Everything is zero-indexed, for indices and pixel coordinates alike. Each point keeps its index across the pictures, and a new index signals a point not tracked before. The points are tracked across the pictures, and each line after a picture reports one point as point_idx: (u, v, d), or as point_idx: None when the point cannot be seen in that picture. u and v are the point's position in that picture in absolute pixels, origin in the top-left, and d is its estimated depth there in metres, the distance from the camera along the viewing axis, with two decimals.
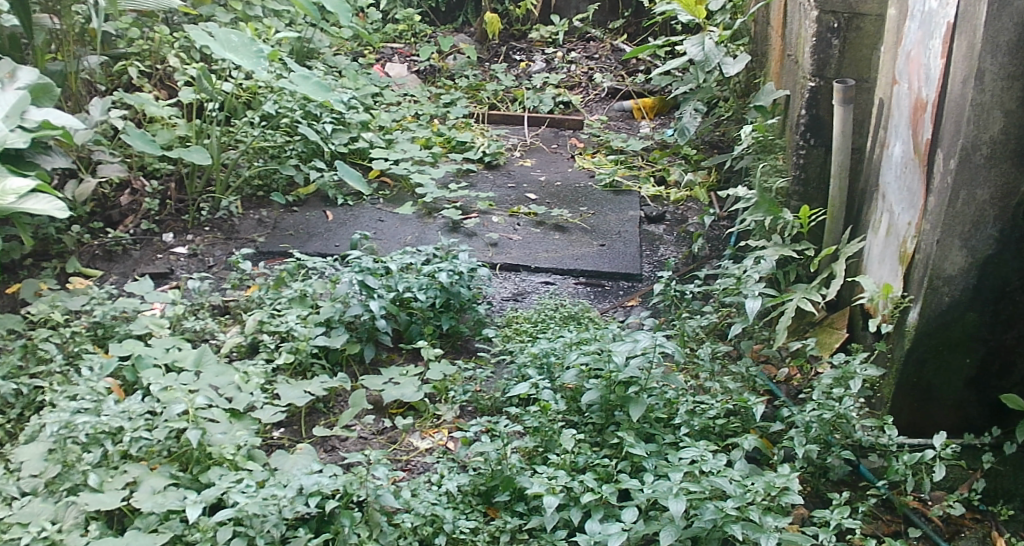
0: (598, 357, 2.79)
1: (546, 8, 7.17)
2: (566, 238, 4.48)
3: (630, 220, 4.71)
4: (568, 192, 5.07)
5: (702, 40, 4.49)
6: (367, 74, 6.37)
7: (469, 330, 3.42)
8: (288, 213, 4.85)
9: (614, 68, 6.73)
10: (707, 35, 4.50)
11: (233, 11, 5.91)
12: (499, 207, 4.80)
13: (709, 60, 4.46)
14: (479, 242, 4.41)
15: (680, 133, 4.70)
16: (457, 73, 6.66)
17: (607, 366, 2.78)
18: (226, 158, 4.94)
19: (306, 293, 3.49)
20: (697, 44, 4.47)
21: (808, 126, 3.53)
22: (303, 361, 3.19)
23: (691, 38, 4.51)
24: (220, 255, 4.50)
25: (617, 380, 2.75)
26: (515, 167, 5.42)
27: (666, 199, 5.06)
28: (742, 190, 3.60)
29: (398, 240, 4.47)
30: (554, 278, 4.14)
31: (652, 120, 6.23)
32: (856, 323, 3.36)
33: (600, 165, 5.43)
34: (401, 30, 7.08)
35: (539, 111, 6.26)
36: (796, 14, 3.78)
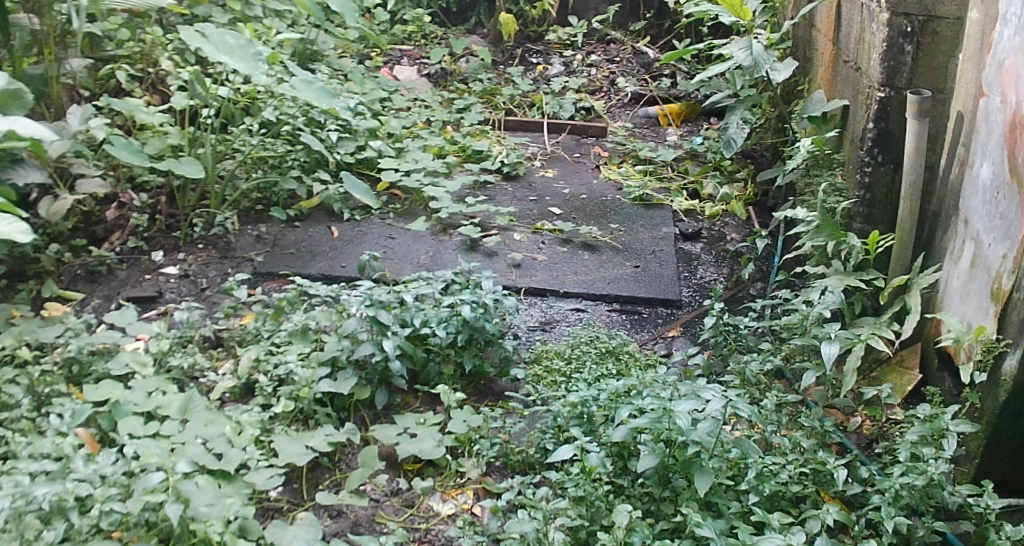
0: (656, 415, 2.35)
1: (563, 9, 6.76)
2: (596, 258, 4.07)
3: (664, 238, 4.31)
4: (594, 206, 4.66)
5: (748, 44, 3.90)
6: (374, 77, 5.97)
7: (494, 369, 3.02)
8: (289, 228, 4.43)
9: (637, 72, 6.31)
10: (752, 39, 3.92)
11: (231, 10, 5.51)
12: (520, 223, 4.39)
13: (758, 67, 3.86)
14: (500, 262, 3.99)
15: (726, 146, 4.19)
16: (470, 77, 6.26)
17: (666, 426, 2.35)
18: (222, 169, 4.54)
19: (309, 326, 3.11)
20: (742, 49, 3.89)
21: (875, 141, 3.10)
22: (305, 408, 2.80)
23: (735, 42, 3.92)
24: (214, 276, 4.10)
25: (679, 444, 2.34)
26: (536, 179, 5.00)
27: (700, 213, 4.64)
28: (801, 211, 3.16)
29: (412, 258, 4.04)
30: (585, 304, 3.73)
31: (679, 127, 5.82)
32: (931, 362, 2.97)
33: (627, 176, 5.03)
34: (410, 31, 6.69)
35: (559, 118, 5.85)
36: (856, 17, 3.35)
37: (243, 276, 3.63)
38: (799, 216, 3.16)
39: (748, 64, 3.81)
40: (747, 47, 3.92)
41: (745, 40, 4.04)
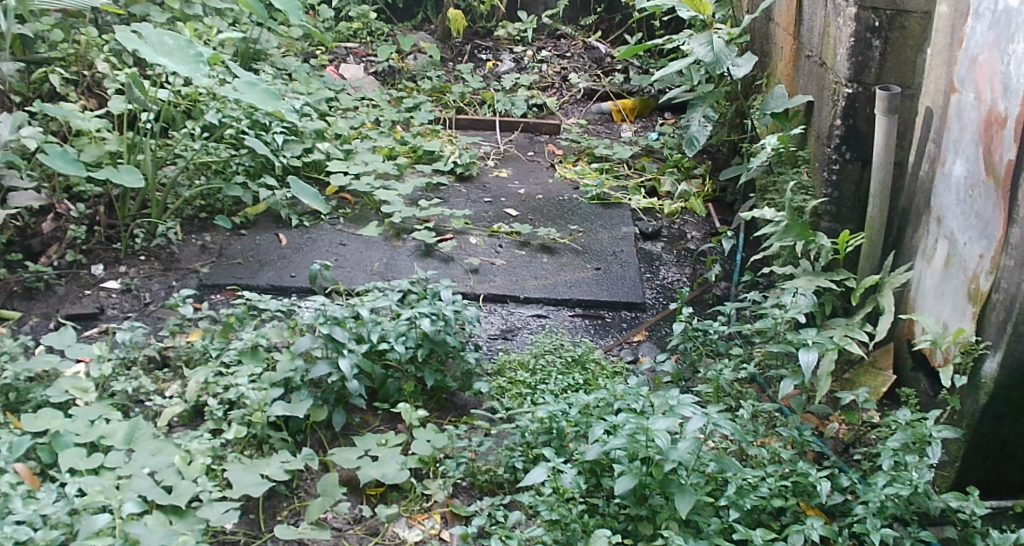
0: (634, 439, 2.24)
1: (512, 4, 6.64)
2: (555, 261, 3.95)
3: (624, 238, 4.21)
4: (551, 206, 4.54)
5: (708, 37, 3.83)
6: (320, 76, 5.80)
7: (456, 383, 2.90)
8: (235, 237, 4.25)
9: (588, 68, 6.22)
10: (712, 32, 3.84)
11: (169, 9, 5.30)
12: (476, 225, 4.26)
13: (720, 61, 3.78)
14: (457, 268, 3.86)
15: (690, 144, 4.12)
16: (418, 75, 6.12)
17: (648, 447, 2.25)
18: (163, 177, 4.35)
19: (259, 344, 2.96)
20: (703, 43, 3.80)
21: (843, 138, 3.06)
22: (259, 433, 2.68)
23: (695, 37, 3.84)
24: (158, 289, 3.92)
25: (660, 465, 2.25)
26: (490, 179, 4.88)
27: (659, 211, 4.58)
28: (769, 210, 3.10)
29: (365, 265, 3.90)
30: (547, 310, 3.62)
31: (633, 123, 5.75)
32: (904, 363, 2.91)
33: (583, 175, 4.91)
34: (355, 28, 6.52)
35: (511, 115, 5.73)
36: (818, 11, 3.30)
37: (189, 291, 3.47)
38: (767, 216, 3.10)
39: (711, 58, 3.73)
40: (708, 40, 3.84)
41: (704, 35, 3.87)
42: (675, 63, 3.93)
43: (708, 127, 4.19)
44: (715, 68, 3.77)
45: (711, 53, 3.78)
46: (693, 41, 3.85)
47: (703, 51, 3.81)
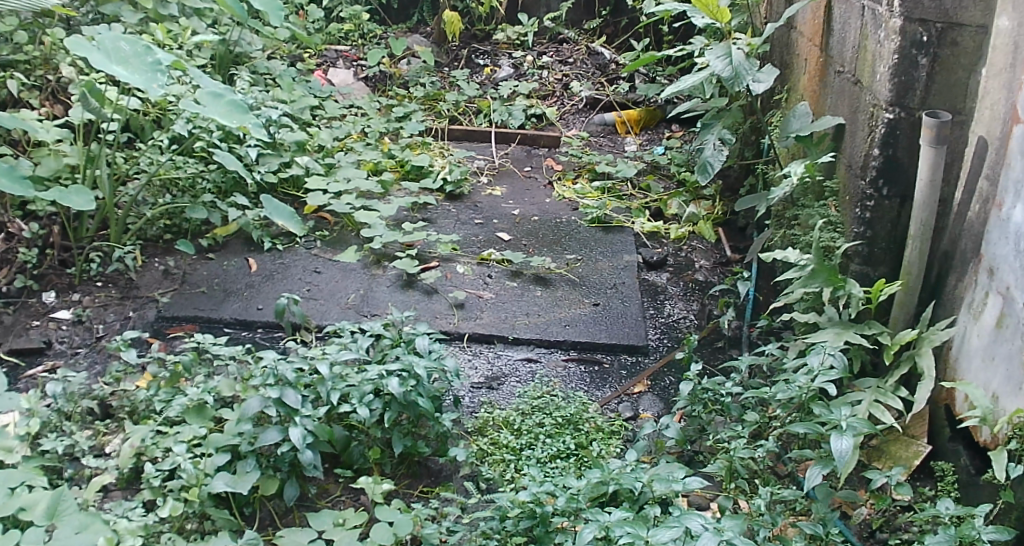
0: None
1: (512, 6, 6.27)
2: (550, 295, 3.60)
3: (625, 268, 3.86)
4: (547, 229, 4.18)
5: (726, 49, 3.16)
6: (306, 82, 5.44)
7: (430, 448, 2.55)
8: (201, 262, 3.89)
9: (592, 75, 5.86)
10: (730, 42, 3.18)
11: (142, 9, 4.94)
12: (464, 251, 3.90)
13: (742, 77, 3.11)
14: (441, 302, 3.50)
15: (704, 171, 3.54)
16: (411, 80, 5.76)
17: None
18: (124, 195, 3.99)
19: (205, 401, 2.60)
20: (721, 55, 3.14)
21: (879, 171, 2.75)
22: (197, 511, 2.32)
23: (711, 48, 3.18)
24: (113, 320, 3.57)
25: None
26: (482, 198, 4.51)
27: (665, 236, 4.24)
28: (793, 252, 2.77)
29: (340, 297, 3.55)
30: (538, 353, 3.27)
31: (638, 135, 5.39)
32: (942, 433, 2.62)
33: (583, 195, 4.56)
34: (347, 30, 6.15)
35: (508, 126, 5.36)
36: (850, 23, 2.97)
37: (138, 332, 3.11)
38: (790, 259, 2.78)
39: (731, 73, 3.06)
40: (726, 52, 3.17)
41: (721, 46, 3.22)
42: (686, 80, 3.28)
43: (724, 151, 3.64)
44: (736, 84, 3.10)
45: (730, 67, 3.12)
46: (709, 53, 3.18)
47: (720, 64, 3.14)
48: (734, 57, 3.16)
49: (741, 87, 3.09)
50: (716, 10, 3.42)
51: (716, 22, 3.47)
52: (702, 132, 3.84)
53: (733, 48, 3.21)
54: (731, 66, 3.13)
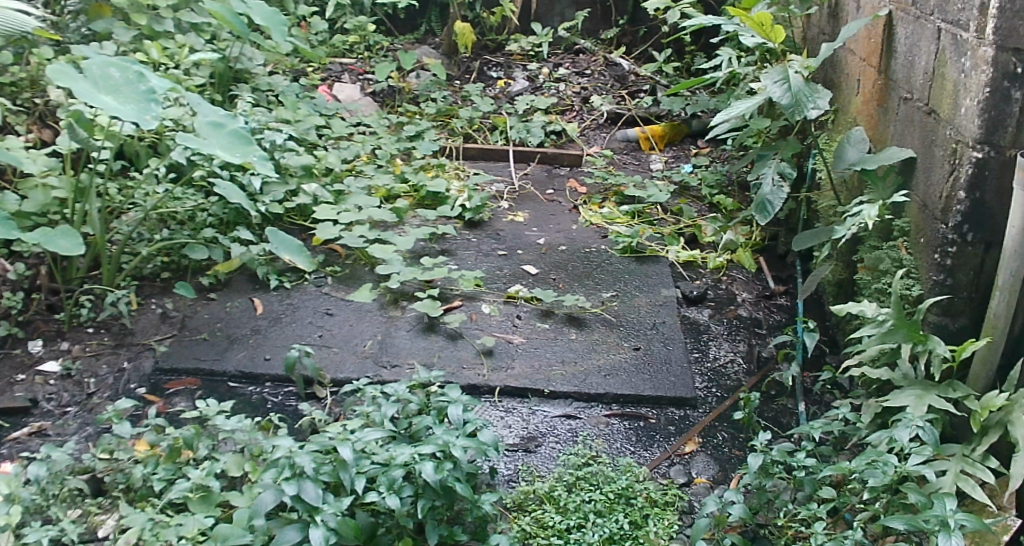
0: None
1: (526, 15, 5.97)
2: (585, 338, 3.29)
3: (664, 305, 3.56)
4: (575, 260, 3.87)
5: (784, 74, 2.90)
6: (310, 99, 5.14)
7: (468, 535, 2.26)
8: (202, 304, 3.59)
9: (611, 88, 5.56)
10: (788, 66, 2.92)
11: (136, 25, 4.65)
12: (488, 288, 3.59)
13: (802, 105, 2.85)
14: (467, 349, 3.20)
15: (761, 211, 3.24)
16: (421, 95, 5.46)
17: None
18: (119, 230, 3.68)
19: (211, 487, 2.34)
20: (777, 81, 2.88)
21: (965, 214, 2.45)
22: None
23: (767, 72, 2.91)
24: (106, 373, 3.27)
25: None
26: (504, 225, 4.19)
27: (702, 265, 3.94)
28: (870, 308, 2.50)
29: (355, 345, 3.25)
30: (577, 409, 2.98)
31: (663, 152, 5.10)
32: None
33: (612, 220, 4.25)
34: (352, 42, 5.85)
35: (526, 144, 5.06)
36: (921, 47, 2.67)
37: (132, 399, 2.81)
38: (867, 314, 2.50)
39: (789, 102, 2.80)
40: (782, 77, 2.91)
41: (776, 69, 2.96)
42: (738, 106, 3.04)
43: (784, 188, 3.28)
44: (795, 114, 2.84)
45: (788, 94, 2.87)
46: (764, 78, 2.92)
47: (777, 90, 2.88)
48: (792, 83, 2.90)
49: (800, 117, 2.84)
50: (770, 30, 3.23)
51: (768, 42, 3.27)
52: (754, 167, 3.46)
53: (790, 72, 2.95)
54: (789, 93, 2.87)
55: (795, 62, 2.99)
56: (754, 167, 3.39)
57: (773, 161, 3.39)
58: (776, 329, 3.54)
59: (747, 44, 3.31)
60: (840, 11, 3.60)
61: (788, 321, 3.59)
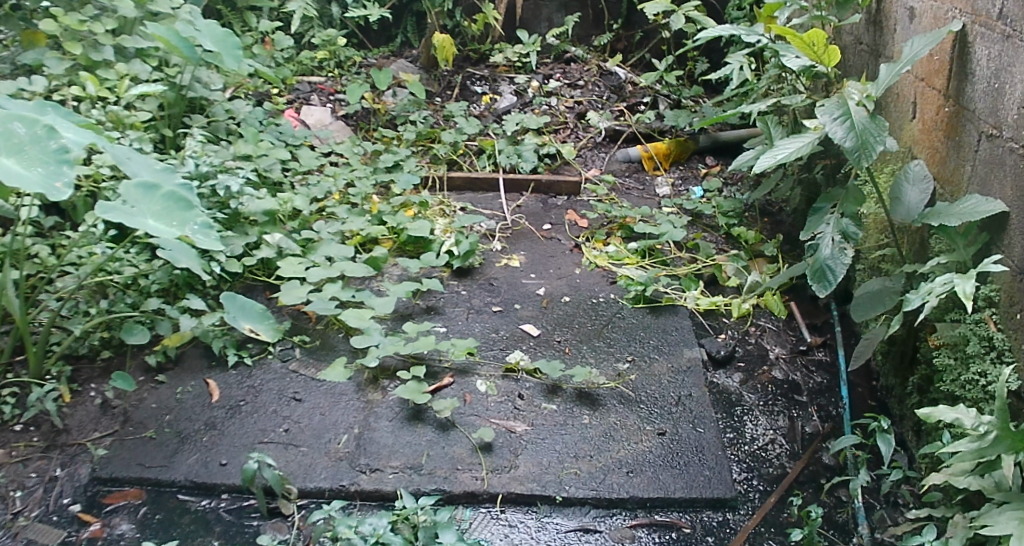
0: None
1: (510, 22, 5.44)
2: (601, 423, 2.82)
3: (689, 370, 3.09)
4: (580, 315, 3.36)
5: (844, 108, 2.39)
6: (276, 127, 4.61)
7: None
8: (149, 390, 3.05)
9: (607, 101, 5.05)
10: (847, 97, 2.41)
11: (70, 55, 4.11)
12: (484, 357, 3.08)
13: (869, 147, 2.35)
14: (463, 444, 2.71)
15: (822, 282, 2.68)
16: (399, 116, 4.93)
17: None
18: (48, 303, 3.11)
19: None
20: (837, 121, 2.37)
21: None
22: None
23: (823, 108, 2.40)
24: (35, 486, 2.75)
25: None
26: (497, 271, 3.67)
27: (726, 314, 3.46)
28: (969, 416, 2.21)
29: (326, 443, 2.75)
30: (596, 519, 2.57)
31: (669, 173, 4.61)
32: None
33: (620, 260, 3.74)
34: (320, 58, 5.32)
35: (519, 171, 4.54)
36: (1016, 74, 2.36)
37: None
38: (964, 423, 2.21)
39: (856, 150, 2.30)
40: (842, 111, 2.40)
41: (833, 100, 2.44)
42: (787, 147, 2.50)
43: (848, 252, 2.69)
44: (862, 159, 2.34)
45: (852, 133, 2.36)
46: (820, 114, 2.41)
47: (838, 128, 2.37)
48: (855, 117, 2.39)
49: (870, 162, 2.33)
50: (822, 52, 2.73)
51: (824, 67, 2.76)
52: (810, 218, 2.89)
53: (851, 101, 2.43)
54: (853, 132, 2.36)
55: (855, 89, 2.47)
56: (809, 223, 2.77)
57: (833, 215, 2.78)
58: (818, 395, 3.12)
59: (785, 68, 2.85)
60: (884, 20, 3.14)
61: (830, 382, 3.17)
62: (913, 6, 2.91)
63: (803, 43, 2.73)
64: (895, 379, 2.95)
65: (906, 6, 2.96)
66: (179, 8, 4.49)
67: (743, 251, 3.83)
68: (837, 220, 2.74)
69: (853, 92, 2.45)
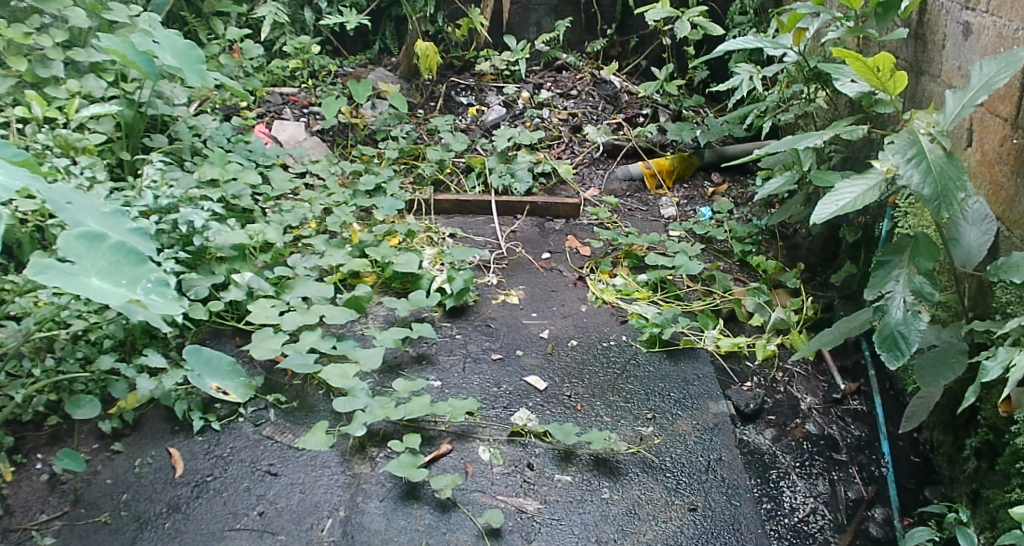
0: None
1: (496, 28, 5.07)
2: (624, 499, 2.50)
3: (717, 429, 2.75)
4: (589, 363, 3.01)
5: (919, 148, 2.23)
6: (245, 144, 4.20)
7: None
8: (104, 462, 2.70)
9: (603, 112, 4.70)
10: (920, 135, 2.24)
11: (14, 72, 3.72)
12: (487, 419, 2.73)
13: (951, 193, 2.19)
14: (471, 533, 2.41)
15: (895, 356, 2.29)
16: (379, 131, 4.55)
17: None
18: None
19: None
20: (912, 164, 2.21)
21: None
22: None
23: (895, 149, 2.24)
24: None
25: None
26: (493, 309, 3.31)
27: (749, 357, 3.07)
28: None
29: (308, 530, 2.46)
30: None
31: (672, 191, 4.26)
32: None
33: (629, 295, 3.38)
34: (293, 67, 4.91)
35: (511, 192, 4.17)
36: None
37: None
38: None
39: (936, 200, 2.18)
40: (916, 151, 2.23)
41: (904, 136, 2.27)
42: (849, 190, 2.34)
43: (923, 318, 2.31)
44: (943, 209, 2.18)
45: (930, 178, 2.20)
46: (892, 154, 2.24)
47: (914, 172, 2.21)
48: (930, 158, 2.22)
49: (950, 211, 2.18)
50: (887, 78, 2.45)
51: (889, 97, 2.50)
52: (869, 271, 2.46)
53: (924, 137, 2.26)
54: (932, 177, 2.20)
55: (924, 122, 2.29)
56: (875, 279, 2.39)
57: (903, 272, 2.37)
58: (858, 453, 2.75)
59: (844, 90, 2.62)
60: (928, 34, 2.85)
61: (870, 437, 2.79)
62: (968, 21, 2.65)
63: (866, 68, 2.45)
64: (944, 439, 2.63)
65: (959, 21, 2.69)
66: (136, 17, 4.10)
67: (760, 281, 3.49)
68: (909, 276, 2.36)
69: (921, 124, 2.29)
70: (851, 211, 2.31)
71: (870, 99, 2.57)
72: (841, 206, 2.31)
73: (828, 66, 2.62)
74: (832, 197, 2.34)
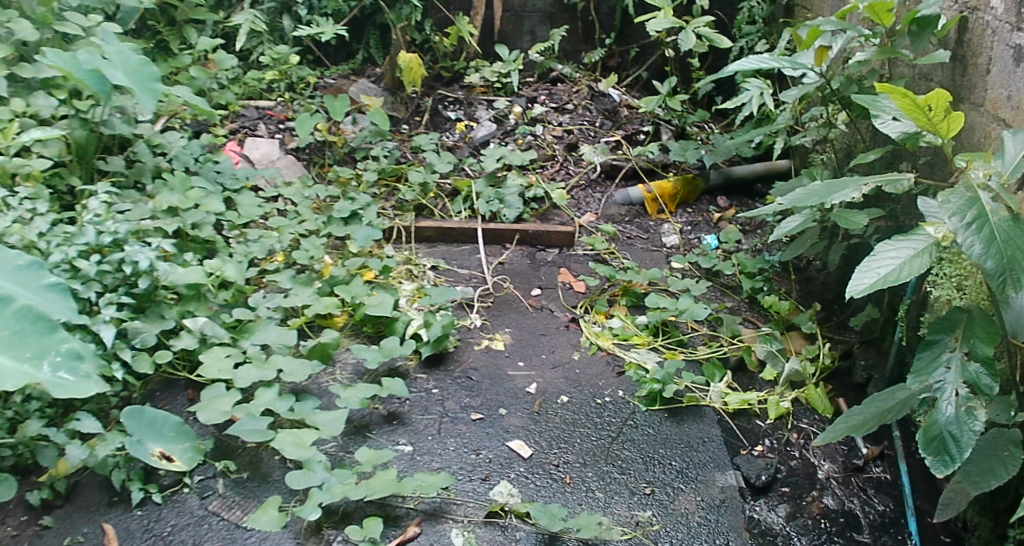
0: None
1: (487, 37, 4.72)
2: None
3: (723, 507, 2.46)
4: (581, 424, 2.68)
5: (981, 212, 1.97)
6: (212, 164, 3.82)
7: None
8: (30, 540, 2.38)
9: (601, 129, 4.36)
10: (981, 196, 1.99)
11: None
12: (465, 496, 2.42)
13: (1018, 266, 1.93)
14: None
15: (943, 465, 2.01)
16: (359, 149, 4.21)
17: None
18: None
19: None
20: (971, 232, 1.96)
21: None
22: None
23: (951, 211, 1.98)
24: None
25: None
26: (476, 356, 2.97)
27: (760, 415, 2.74)
28: None
29: None
30: None
31: (675, 217, 3.93)
32: None
33: (627, 339, 3.04)
34: (269, 79, 4.54)
35: (500, 218, 3.83)
36: None
37: None
38: None
39: (1001, 276, 1.92)
40: (976, 215, 1.97)
41: (961, 193, 2.01)
42: (891, 258, 2.04)
43: (978, 420, 2.02)
44: (1009, 285, 1.92)
45: (995, 249, 1.94)
46: (948, 217, 1.98)
47: (974, 239, 1.95)
48: (994, 222, 1.96)
49: (1016, 287, 1.92)
50: (940, 119, 2.13)
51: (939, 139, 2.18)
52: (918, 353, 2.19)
53: (988, 197, 2.00)
54: (995, 247, 1.94)
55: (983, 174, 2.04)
56: (924, 368, 2.13)
57: (957, 360, 2.10)
58: (882, 533, 2.43)
59: (885, 130, 2.29)
60: (970, 56, 2.52)
61: (895, 513, 2.48)
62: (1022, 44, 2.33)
63: (915, 107, 2.12)
64: (981, 521, 2.32)
65: (1011, 43, 2.36)
66: (93, 28, 3.75)
67: (771, 323, 3.15)
68: (962, 363, 2.09)
69: (979, 175, 2.04)
70: (895, 282, 2.02)
71: (915, 140, 2.23)
72: (884, 279, 2.02)
73: (862, 98, 2.28)
74: (871, 265, 2.04)
